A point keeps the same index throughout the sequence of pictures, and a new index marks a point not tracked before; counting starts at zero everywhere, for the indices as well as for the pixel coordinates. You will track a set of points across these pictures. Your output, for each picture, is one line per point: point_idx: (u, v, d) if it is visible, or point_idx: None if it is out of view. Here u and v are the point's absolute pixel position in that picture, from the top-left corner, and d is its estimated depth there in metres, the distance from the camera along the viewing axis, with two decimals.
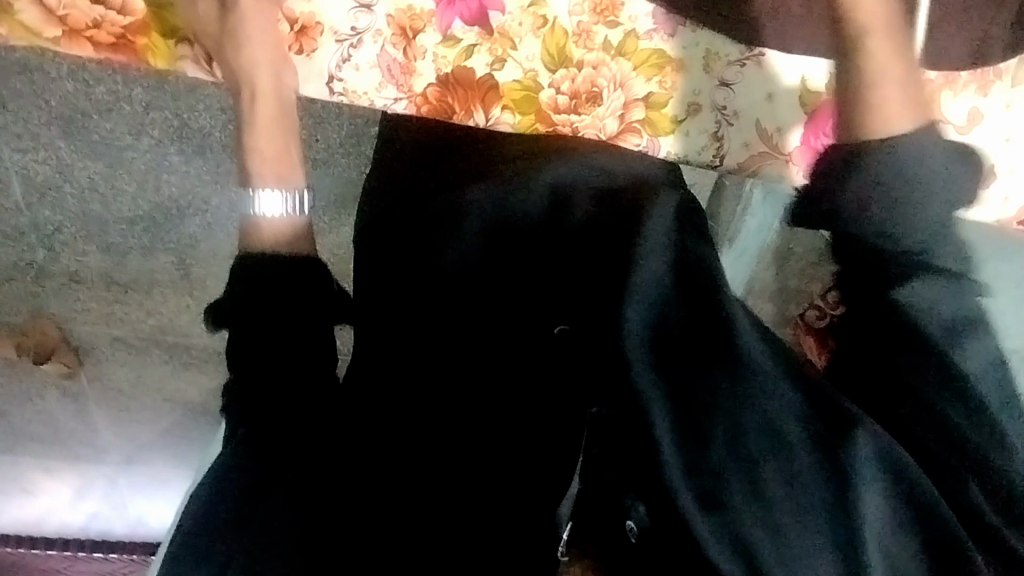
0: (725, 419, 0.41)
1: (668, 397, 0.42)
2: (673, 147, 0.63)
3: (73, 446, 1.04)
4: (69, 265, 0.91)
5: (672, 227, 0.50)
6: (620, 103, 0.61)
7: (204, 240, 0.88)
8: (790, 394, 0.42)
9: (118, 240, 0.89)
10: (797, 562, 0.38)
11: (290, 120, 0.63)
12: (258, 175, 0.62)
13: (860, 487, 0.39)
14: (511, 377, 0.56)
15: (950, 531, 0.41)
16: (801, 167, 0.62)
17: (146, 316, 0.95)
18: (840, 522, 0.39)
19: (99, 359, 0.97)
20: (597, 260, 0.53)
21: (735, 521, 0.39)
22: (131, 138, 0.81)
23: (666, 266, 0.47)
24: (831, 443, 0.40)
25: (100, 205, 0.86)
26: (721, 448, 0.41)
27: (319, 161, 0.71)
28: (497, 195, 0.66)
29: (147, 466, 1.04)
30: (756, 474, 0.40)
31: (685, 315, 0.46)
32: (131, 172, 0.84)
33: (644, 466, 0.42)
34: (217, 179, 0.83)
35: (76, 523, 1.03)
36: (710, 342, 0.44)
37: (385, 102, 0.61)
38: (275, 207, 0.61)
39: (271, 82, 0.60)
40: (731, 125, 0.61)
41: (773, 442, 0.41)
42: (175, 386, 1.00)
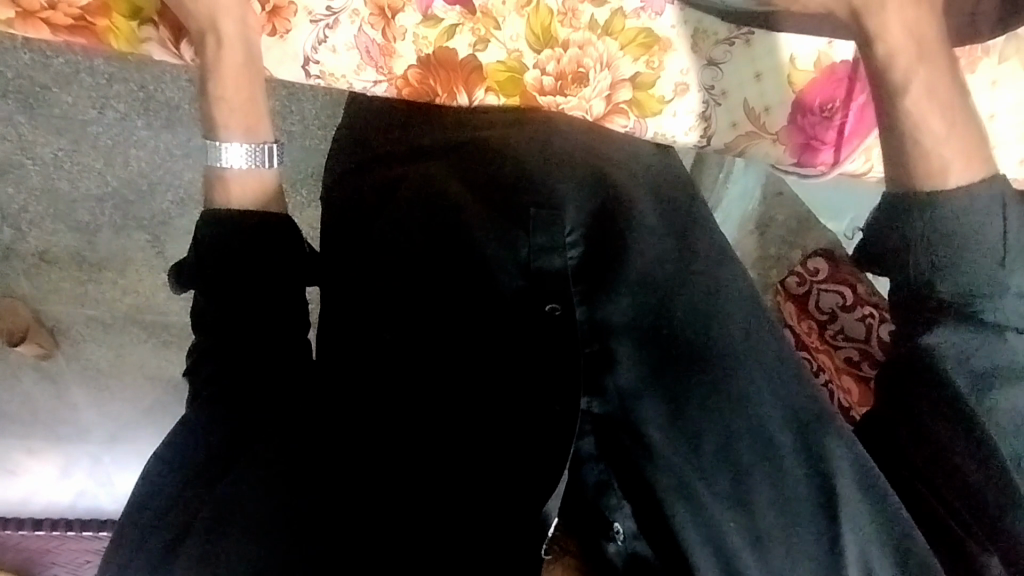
0: (720, 422, 0.49)
1: (658, 405, 0.50)
2: (660, 129, 0.60)
3: (57, 427, 0.99)
4: (39, 244, 0.88)
5: (651, 242, 0.56)
6: (607, 83, 0.58)
7: (179, 216, 0.86)
8: (758, 381, 0.51)
9: (89, 216, 0.86)
10: (774, 558, 0.46)
11: (258, 75, 0.56)
12: (224, 125, 0.58)
13: (842, 497, 0.47)
14: (500, 376, 0.53)
15: (918, 548, 0.47)
16: (786, 147, 0.60)
17: (122, 294, 0.92)
18: (823, 530, 0.47)
19: (76, 338, 0.95)
20: (586, 261, 0.55)
21: (715, 520, 0.47)
22: (95, 112, 0.79)
23: (641, 282, 0.54)
24: (787, 423, 0.49)
25: (69, 180, 0.84)
26: (711, 454, 0.48)
27: (296, 132, 0.76)
28: (477, 172, 0.61)
29: (132, 445, 1.00)
30: (715, 442, 0.49)
31: (663, 325, 0.53)
32: (98, 147, 0.82)
33: (633, 461, 0.50)
34: (188, 153, 0.82)
35: (64, 500, 1.01)
36: (687, 348, 0.52)
37: (365, 86, 0.56)
38: (244, 163, 0.59)
39: (241, 47, 0.54)
40: (716, 105, 0.58)
41: (761, 446, 0.49)
42: (155, 363, 0.97)
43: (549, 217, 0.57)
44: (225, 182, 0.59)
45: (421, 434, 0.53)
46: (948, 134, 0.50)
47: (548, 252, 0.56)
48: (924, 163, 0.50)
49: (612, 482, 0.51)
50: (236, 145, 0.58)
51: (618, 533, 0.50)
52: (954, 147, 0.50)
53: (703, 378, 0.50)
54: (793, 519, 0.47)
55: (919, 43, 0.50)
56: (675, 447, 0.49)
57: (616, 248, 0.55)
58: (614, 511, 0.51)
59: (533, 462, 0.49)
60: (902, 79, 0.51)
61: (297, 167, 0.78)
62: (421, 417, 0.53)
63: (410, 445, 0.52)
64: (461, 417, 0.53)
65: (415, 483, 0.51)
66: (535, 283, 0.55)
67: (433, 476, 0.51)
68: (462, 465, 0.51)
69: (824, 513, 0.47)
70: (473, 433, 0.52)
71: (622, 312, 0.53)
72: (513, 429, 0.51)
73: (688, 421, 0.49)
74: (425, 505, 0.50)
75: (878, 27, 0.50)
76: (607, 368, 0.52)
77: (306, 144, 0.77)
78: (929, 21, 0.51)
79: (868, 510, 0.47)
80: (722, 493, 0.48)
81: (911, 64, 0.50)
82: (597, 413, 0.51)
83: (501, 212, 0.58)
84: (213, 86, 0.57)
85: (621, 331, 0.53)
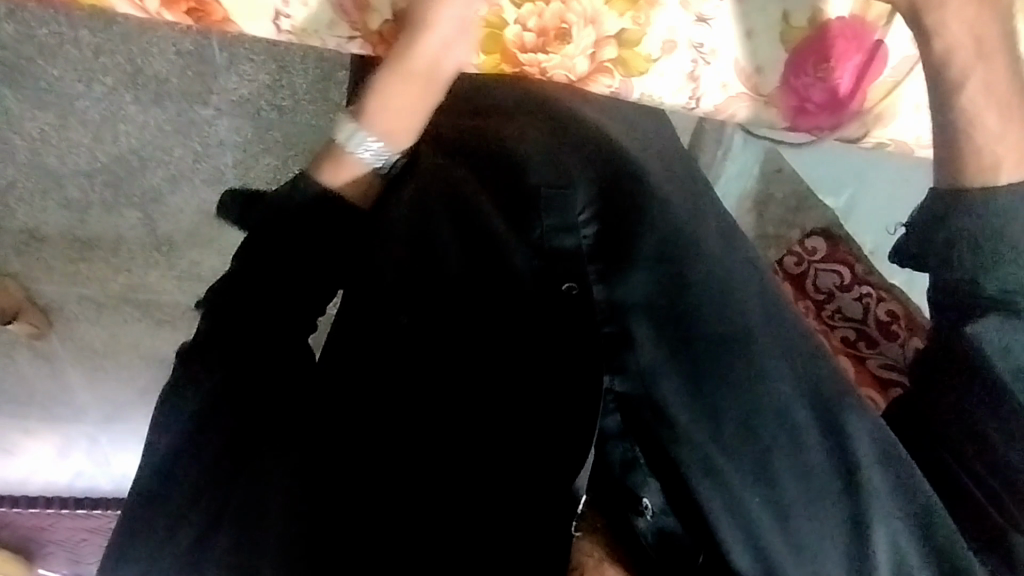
0: (740, 407, 0.50)
1: (680, 385, 0.51)
2: (646, 91, 0.60)
3: (51, 408, 1.04)
4: (29, 221, 0.83)
5: (674, 212, 0.55)
6: (591, 40, 0.57)
7: (172, 193, 0.82)
8: (771, 356, 0.51)
9: (79, 194, 0.81)
10: (800, 535, 0.49)
11: (435, 83, 0.54)
12: (370, 114, 0.52)
13: (866, 485, 0.49)
14: (519, 357, 0.51)
15: (943, 531, 0.48)
16: (778, 109, 0.61)
17: (116, 272, 0.90)
18: (849, 514, 0.48)
19: (69, 318, 0.95)
20: (607, 243, 0.54)
21: (742, 496, 0.50)
22: (82, 87, 0.71)
23: (665, 266, 0.53)
24: (801, 399, 0.51)
25: (56, 157, 0.78)
26: (733, 436, 0.50)
27: (287, 108, 0.73)
28: (489, 147, 0.57)
29: (126, 424, 1.07)
30: (734, 416, 0.50)
31: (683, 304, 0.52)
32: (86, 122, 0.75)
33: (656, 439, 0.51)
34: (180, 129, 0.76)
35: (62, 480, 1.11)
36: (702, 329, 0.52)
37: (338, 41, 0.58)
38: (368, 160, 0.51)
39: (433, 50, 0.53)
40: (706, 63, 0.58)
41: (783, 430, 0.50)
42: (149, 343, 0.99)
43: (559, 197, 0.55)
44: (344, 169, 0.50)
45: (441, 416, 0.50)
46: (1002, 129, 0.51)
47: (561, 232, 0.54)
48: (977, 157, 0.51)
49: (638, 458, 0.52)
50: (371, 138, 0.51)
51: (647, 509, 0.51)
52: (1007, 142, 0.51)
53: (722, 362, 0.51)
54: (813, 487, 0.49)
55: (977, 39, 0.51)
56: (697, 423, 0.50)
57: (632, 229, 0.54)
58: (641, 487, 0.51)
59: (566, 441, 0.49)
60: (960, 74, 0.52)
61: (286, 143, 0.76)
62: (438, 399, 0.50)
63: (430, 427, 0.50)
64: (480, 396, 0.51)
65: (450, 471, 0.49)
66: (549, 265, 0.53)
67: (462, 455, 0.50)
68: (491, 442, 0.50)
69: (841, 481, 0.49)
70: (498, 412, 0.51)
71: (640, 292, 0.52)
72: (538, 408, 0.50)
73: (709, 402, 0.50)
74: (460, 492, 0.50)
75: (937, 24, 0.52)
76: (624, 346, 0.52)
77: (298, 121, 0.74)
78: (986, 18, 0.51)
79: (885, 479, 0.49)
80: (746, 464, 0.50)
81: (969, 61, 0.52)
82: (619, 391, 0.52)
83: (517, 196, 0.55)
84: (380, 82, 0.53)
85: (637, 311, 0.52)
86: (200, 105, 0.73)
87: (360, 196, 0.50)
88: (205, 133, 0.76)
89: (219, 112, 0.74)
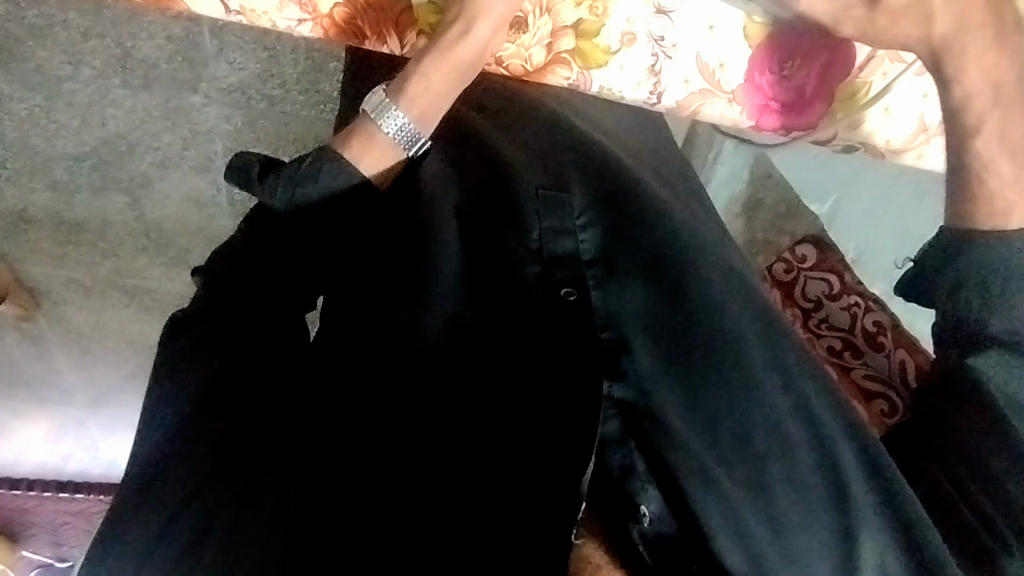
0: (735, 409, 0.41)
1: (676, 385, 0.42)
2: (605, 82, 0.61)
3: (37, 390, 1.03)
4: (15, 202, 0.82)
5: (669, 212, 0.49)
6: (548, 30, 0.59)
7: (159, 179, 0.81)
8: (772, 361, 0.42)
9: (66, 177, 0.80)
10: (795, 557, 0.39)
11: (469, 74, 0.53)
12: (406, 95, 0.50)
13: (863, 504, 0.39)
14: (479, 343, 0.43)
15: (933, 552, 0.39)
16: (743, 105, 0.63)
17: (103, 257, 0.89)
18: (841, 537, 0.39)
19: (55, 301, 0.94)
20: (605, 244, 0.47)
21: (736, 513, 0.40)
22: (70, 69, 0.70)
23: (672, 267, 0.45)
24: (798, 414, 0.41)
25: (43, 139, 0.76)
26: (729, 441, 0.40)
27: (277, 97, 0.73)
28: (483, 140, 0.53)
29: (113, 410, 1.08)
30: (730, 425, 0.41)
31: (691, 309, 0.44)
32: (73, 105, 0.73)
33: (649, 447, 0.41)
34: (170, 116, 0.75)
35: (50, 463, 1.11)
36: (709, 334, 0.43)
37: (289, 23, 0.62)
38: (396, 139, 0.49)
39: (477, 46, 0.53)
40: (665, 59, 0.60)
41: (777, 439, 0.40)
42: (135, 329, 0.99)
43: (557, 199, 0.49)
44: (371, 146, 0.48)
45: (381, 412, 0.41)
46: (1015, 174, 0.50)
47: (559, 235, 0.47)
48: (985, 203, 0.50)
49: (637, 466, 0.41)
50: (401, 116, 0.49)
51: (645, 515, 0.41)
52: (1020, 190, 0.49)
53: (720, 369, 0.42)
54: (807, 517, 0.39)
55: (998, 86, 0.51)
56: (693, 430, 0.41)
57: (631, 228, 0.48)
58: (639, 493, 0.41)
59: (547, 460, 0.39)
60: (975, 119, 0.52)
61: (281, 133, 0.76)
62: (381, 389, 0.42)
63: (367, 423, 0.41)
64: (431, 391, 0.41)
65: (380, 472, 0.40)
66: (549, 271, 0.45)
67: (388, 466, 0.40)
68: (425, 459, 0.40)
69: (839, 511, 0.39)
70: (444, 416, 0.41)
71: (638, 299, 0.45)
72: (491, 404, 0.41)
73: (706, 403, 0.41)
74: (389, 500, 0.40)
75: (955, 70, 0.51)
76: (620, 352, 0.43)
77: (287, 111, 0.74)
78: (1006, 64, 0.50)
79: (880, 516, 0.40)
80: (737, 481, 0.40)
81: (986, 108, 0.51)
82: (618, 399, 0.42)
83: (501, 190, 0.49)
84: (423, 65, 0.52)
85: (636, 323, 0.44)
86: (190, 92, 0.72)
87: (381, 178, 0.48)
88: (195, 121, 0.75)
89: (208, 99, 0.73)
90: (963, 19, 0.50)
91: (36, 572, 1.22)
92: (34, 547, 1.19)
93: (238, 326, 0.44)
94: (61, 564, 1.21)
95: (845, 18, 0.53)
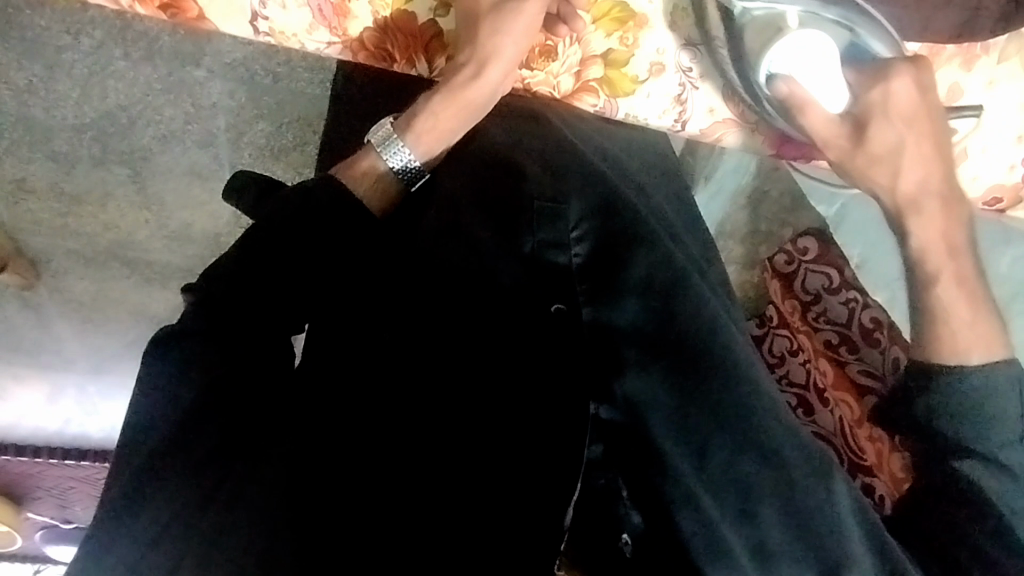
0: (723, 435, 0.42)
1: (670, 404, 0.42)
2: (632, 110, 0.59)
3: (37, 356, 0.90)
4: (13, 172, 0.72)
5: (657, 226, 0.51)
6: (577, 58, 0.57)
7: (161, 154, 0.72)
8: (755, 381, 0.44)
9: (66, 148, 0.71)
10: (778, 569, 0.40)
11: (481, 112, 0.53)
12: (414, 131, 0.52)
13: (846, 525, 0.40)
14: (478, 355, 0.44)
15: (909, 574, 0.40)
16: (764, 138, 0.61)
17: (104, 229, 0.78)
18: (829, 554, 0.40)
19: (57, 271, 0.82)
20: (603, 259, 0.48)
21: (714, 526, 0.41)
22: (69, 38, 0.64)
23: (660, 276, 0.47)
24: (786, 435, 0.42)
25: (42, 109, 0.68)
26: (720, 459, 0.41)
27: (281, 75, 0.70)
28: (497, 143, 0.54)
29: (115, 377, 0.95)
30: (722, 452, 0.41)
31: (682, 327, 0.45)
32: (72, 75, 0.66)
33: (640, 460, 0.42)
34: (171, 88, 0.69)
35: (50, 426, 0.97)
36: (692, 356, 0.44)
37: (319, 46, 0.60)
38: (399, 174, 0.51)
39: (488, 89, 0.53)
40: (693, 88, 0.58)
41: (766, 458, 0.41)
42: (137, 299, 0.87)
43: (553, 211, 0.49)
44: (371, 176, 0.50)
45: (371, 428, 0.41)
46: (973, 320, 0.49)
47: (552, 248, 0.48)
48: (947, 337, 0.48)
49: (622, 491, 0.43)
50: (407, 153, 0.51)
51: (627, 543, 0.43)
52: (973, 323, 0.49)
53: (714, 392, 0.43)
54: (791, 532, 0.40)
55: (949, 243, 0.52)
56: (682, 449, 0.41)
57: (624, 246, 0.48)
58: (623, 518, 0.43)
59: (536, 483, 0.41)
60: (934, 269, 0.52)
61: (281, 109, 0.72)
62: (369, 408, 0.42)
63: (353, 446, 0.40)
64: (423, 411, 0.42)
65: (377, 480, 0.40)
66: (544, 285, 0.46)
67: (372, 485, 0.40)
68: (421, 467, 0.41)
69: (827, 531, 0.40)
70: (443, 428, 0.41)
71: (629, 318, 0.45)
72: (487, 416, 0.42)
73: (697, 424, 0.42)
74: (389, 508, 0.39)
75: (916, 227, 0.53)
76: (614, 373, 0.44)
77: (293, 89, 0.71)
78: (955, 230, 0.53)
79: (864, 545, 0.40)
80: (721, 502, 0.41)
81: (943, 261, 0.52)
82: (603, 419, 0.43)
83: (495, 200, 0.50)
84: (437, 103, 0.52)
85: (627, 339, 0.45)
86: (193, 65, 0.67)
87: (374, 198, 0.50)
88: (198, 95, 0.69)
89: (211, 74, 0.68)
90: (922, 183, 0.53)
91: (41, 531, 1.17)
92: (39, 509, 1.11)
93: (234, 334, 0.41)
94: (69, 525, 1.16)
95: (831, 145, 0.54)
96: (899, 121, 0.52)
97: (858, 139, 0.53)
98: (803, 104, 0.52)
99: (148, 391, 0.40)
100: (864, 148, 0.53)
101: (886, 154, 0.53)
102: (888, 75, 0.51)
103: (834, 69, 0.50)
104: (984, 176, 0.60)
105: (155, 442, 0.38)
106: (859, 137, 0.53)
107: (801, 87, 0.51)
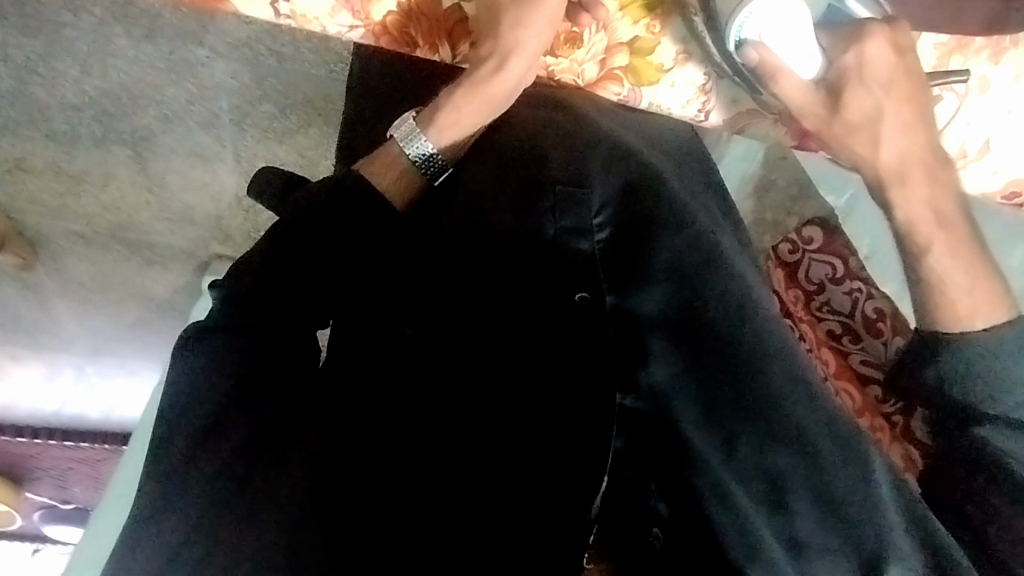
0: (751, 427, 0.42)
1: (698, 396, 0.44)
2: (655, 98, 0.61)
3: (38, 337, 0.90)
4: (11, 151, 0.70)
5: (689, 208, 0.49)
6: (603, 46, 0.58)
7: (164, 134, 0.71)
8: (790, 368, 0.43)
9: (67, 126, 0.69)
10: (812, 558, 0.41)
11: (503, 103, 0.52)
12: (436, 126, 0.50)
13: (887, 514, 0.40)
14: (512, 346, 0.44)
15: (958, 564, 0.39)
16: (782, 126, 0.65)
17: (104, 210, 0.76)
18: (865, 542, 0.40)
19: (56, 253, 0.81)
20: (625, 250, 0.47)
21: (745, 516, 0.41)
22: (70, 15, 0.62)
23: (687, 265, 0.46)
24: (821, 423, 0.42)
25: (41, 86, 0.66)
26: (746, 451, 0.42)
27: (287, 53, 0.66)
28: (518, 128, 0.53)
29: (117, 357, 0.95)
30: (749, 444, 0.42)
31: (710, 319, 0.45)
32: (73, 52, 0.64)
33: (669, 452, 0.43)
34: (174, 67, 0.66)
35: (47, 408, 0.99)
36: (715, 348, 0.44)
37: (340, 29, 0.65)
38: (422, 167, 0.49)
39: (513, 82, 0.51)
40: (716, 79, 0.60)
41: (797, 447, 0.41)
42: (138, 281, 0.86)
43: (576, 196, 0.48)
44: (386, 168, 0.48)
45: (407, 417, 0.42)
46: (971, 285, 0.48)
47: (576, 235, 0.47)
48: (947, 309, 0.48)
49: (649, 484, 0.43)
50: (428, 145, 0.49)
51: (657, 536, 0.42)
52: (975, 292, 0.48)
53: (744, 383, 0.43)
54: (823, 520, 0.41)
55: (937, 213, 0.50)
56: (711, 440, 0.43)
57: (649, 235, 0.47)
58: (651, 509, 0.43)
59: (566, 476, 0.41)
60: (925, 241, 0.50)
61: (287, 92, 0.69)
62: (404, 398, 0.43)
63: (388, 433, 0.41)
64: (460, 401, 0.43)
65: (416, 467, 0.41)
66: (570, 275, 0.46)
67: (410, 471, 0.41)
68: (458, 454, 0.42)
69: (866, 519, 0.40)
70: (472, 428, 0.42)
71: (654, 305, 0.46)
72: (522, 404, 0.43)
73: (724, 416, 0.43)
74: (427, 495, 0.40)
75: (899, 199, 0.51)
76: (638, 363, 0.45)
77: (292, 70, 0.68)
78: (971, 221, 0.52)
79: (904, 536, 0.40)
80: (752, 492, 0.42)
81: (932, 231, 0.50)
82: (630, 408, 0.44)
83: (516, 186, 0.49)
84: (458, 98, 0.50)
85: (652, 328, 0.45)
86: (196, 45, 0.65)
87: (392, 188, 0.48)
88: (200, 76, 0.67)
89: (214, 53, 0.66)
90: (904, 154, 0.51)
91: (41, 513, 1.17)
92: (38, 489, 1.08)
93: (267, 321, 0.42)
94: (67, 506, 1.15)
95: (807, 114, 0.52)
96: (876, 85, 0.50)
97: (834, 105, 0.51)
98: (777, 71, 0.49)
99: (178, 382, 0.40)
100: (839, 116, 0.51)
101: (864, 121, 0.51)
102: (863, 36, 0.50)
103: (808, 36, 0.50)
104: (1004, 169, 0.62)
105: (190, 428, 0.38)
106: (834, 103, 0.51)
107: (772, 52, 0.49)
